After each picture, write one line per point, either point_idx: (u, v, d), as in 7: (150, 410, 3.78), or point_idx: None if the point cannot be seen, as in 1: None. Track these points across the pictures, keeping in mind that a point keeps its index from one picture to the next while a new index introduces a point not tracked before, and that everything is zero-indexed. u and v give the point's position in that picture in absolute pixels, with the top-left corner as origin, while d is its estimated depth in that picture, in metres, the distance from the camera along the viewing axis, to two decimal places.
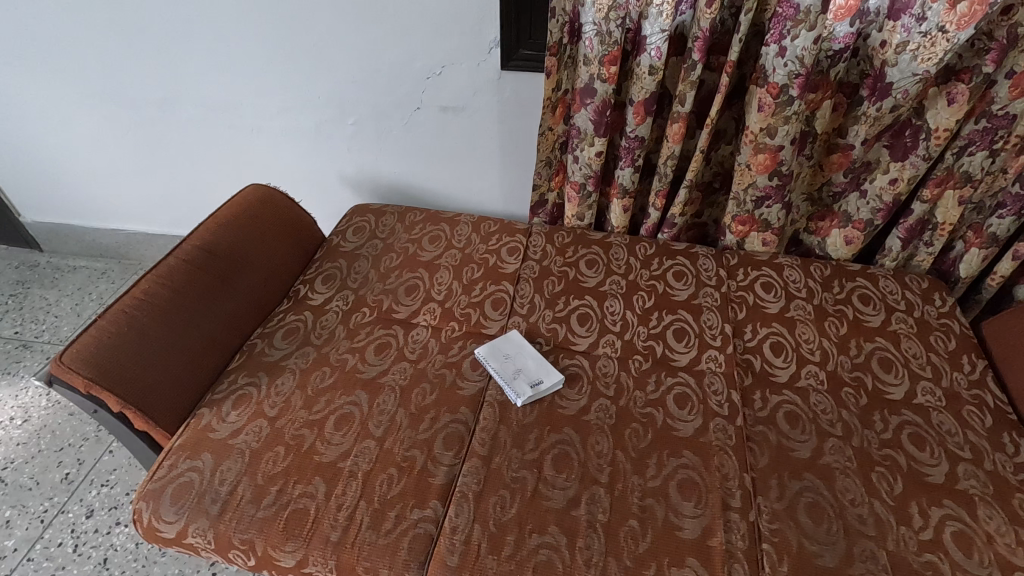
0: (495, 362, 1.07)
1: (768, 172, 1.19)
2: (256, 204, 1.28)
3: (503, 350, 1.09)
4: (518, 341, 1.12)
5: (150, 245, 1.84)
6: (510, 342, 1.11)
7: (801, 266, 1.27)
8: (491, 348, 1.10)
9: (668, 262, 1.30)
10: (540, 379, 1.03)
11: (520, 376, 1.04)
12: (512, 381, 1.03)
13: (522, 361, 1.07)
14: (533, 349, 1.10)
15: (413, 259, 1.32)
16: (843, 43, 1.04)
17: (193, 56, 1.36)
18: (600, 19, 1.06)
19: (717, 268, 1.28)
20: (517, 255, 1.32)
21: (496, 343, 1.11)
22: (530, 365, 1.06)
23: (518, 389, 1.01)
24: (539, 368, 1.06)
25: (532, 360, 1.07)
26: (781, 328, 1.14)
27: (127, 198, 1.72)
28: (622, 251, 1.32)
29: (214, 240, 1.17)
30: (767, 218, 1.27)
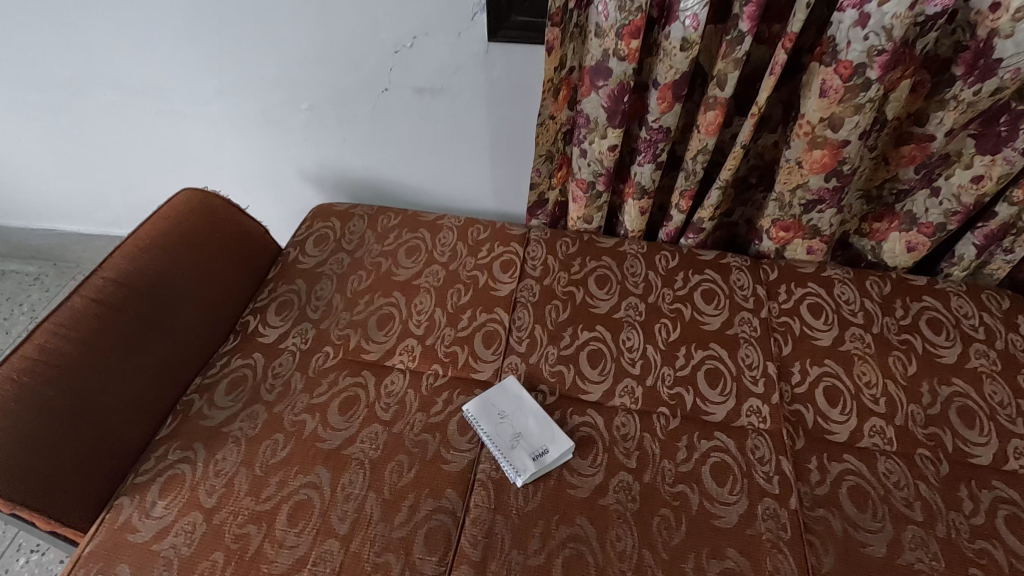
0: (489, 424, 0.87)
1: (824, 171, 0.95)
2: (188, 216, 1.04)
3: (496, 406, 0.89)
4: (515, 392, 0.91)
5: (87, 246, 1.59)
6: (504, 395, 0.90)
7: (854, 281, 1.06)
8: (481, 404, 0.89)
9: (695, 277, 1.08)
10: (544, 447, 0.83)
11: (519, 445, 0.84)
12: (509, 454, 0.83)
13: (521, 423, 0.87)
14: (533, 403, 0.89)
15: (387, 279, 1.09)
16: (941, 6, 0.78)
17: (98, 26, 1.07)
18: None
19: (754, 284, 1.07)
20: (513, 271, 1.09)
21: (487, 397, 0.90)
22: (530, 428, 0.86)
23: (516, 466, 0.81)
24: (543, 431, 0.86)
25: (533, 420, 0.87)
26: (836, 368, 0.94)
27: (49, 194, 1.45)
28: (639, 264, 1.10)
29: (131, 270, 0.94)
30: (817, 224, 1.04)
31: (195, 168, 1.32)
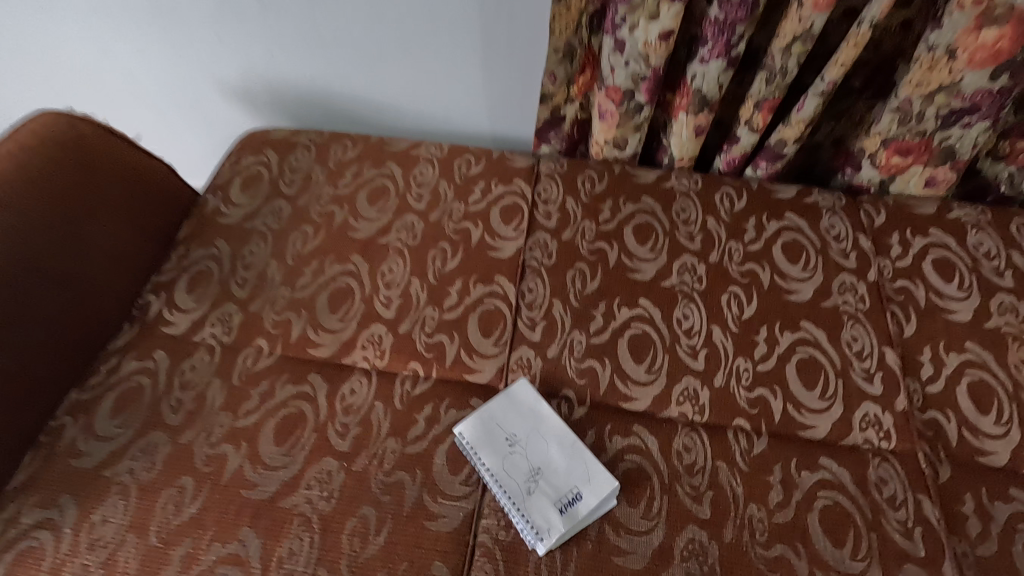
0: (491, 458, 0.60)
1: (988, 62, 0.64)
2: (37, 151, 0.69)
3: (502, 429, 0.62)
4: (527, 403, 0.64)
5: None
6: (512, 410, 0.63)
7: (994, 225, 0.76)
8: (479, 427, 0.62)
9: (771, 224, 0.78)
10: (576, 494, 0.58)
11: (540, 491, 0.59)
12: (526, 507, 0.57)
13: (540, 454, 0.61)
14: (555, 421, 0.63)
15: (342, 236, 0.78)
16: None
17: None
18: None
19: (854, 232, 0.76)
20: (517, 221, 0.79)
21: (488, 415, 0.63)
22: (554, 463, 0.60)
23: (537, 527, 0.56)
24: (570, 466, 0.60)
25: (557, 448, 0.61)
26: (982, 355, 0.66)
27: None
28: (693, 208, 0.80)
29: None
30: (953, 143, 0.73)
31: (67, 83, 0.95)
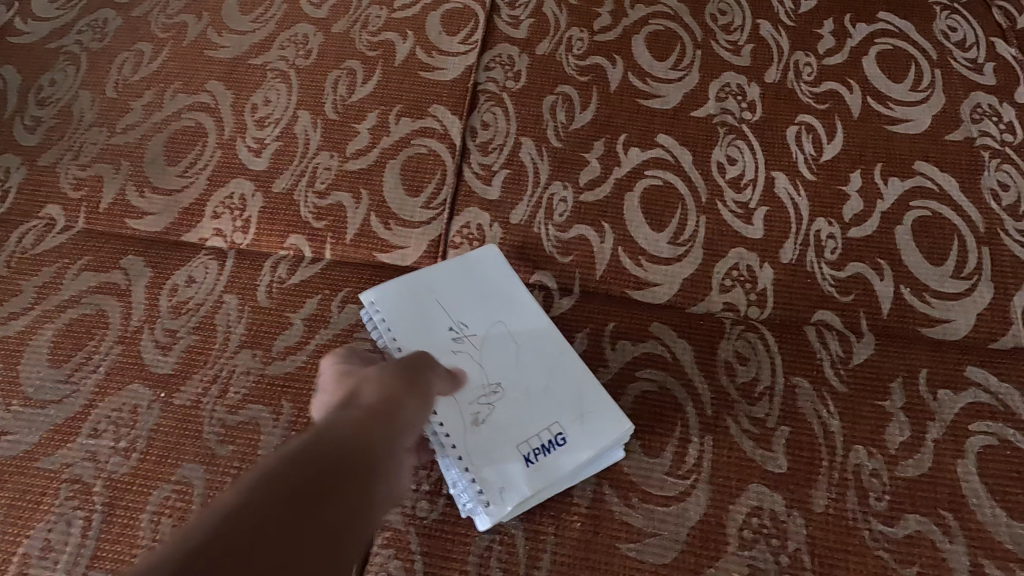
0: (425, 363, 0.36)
1: None
2: None
3: (447, 324, 0.37)
4: (494, 286, 0.38)
5: None
6: (465, 289, 0.38)
7: None
8: (408, 314, 0.38)
9: (859, 28, 0.50)
10: (557, 436, 0.34)
11: (497, 422, 0.34)
12: (470, 449, 0.33)
13: (504, 364, 0.36)
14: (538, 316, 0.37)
15: (194, 56, 0.50)
16: None
17: None
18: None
19: (989, 37, 0.50)
20: (467, 29, 0.51)
21: (424, 294, 0.38)
22: (525, 381, 0.35)
23: (483, 483, 0.32)
24: (555, 392, 0.35)
25: (536, 360, 0.36)
26: None
27: None
28: (738, 9, 0.52)
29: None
30: None
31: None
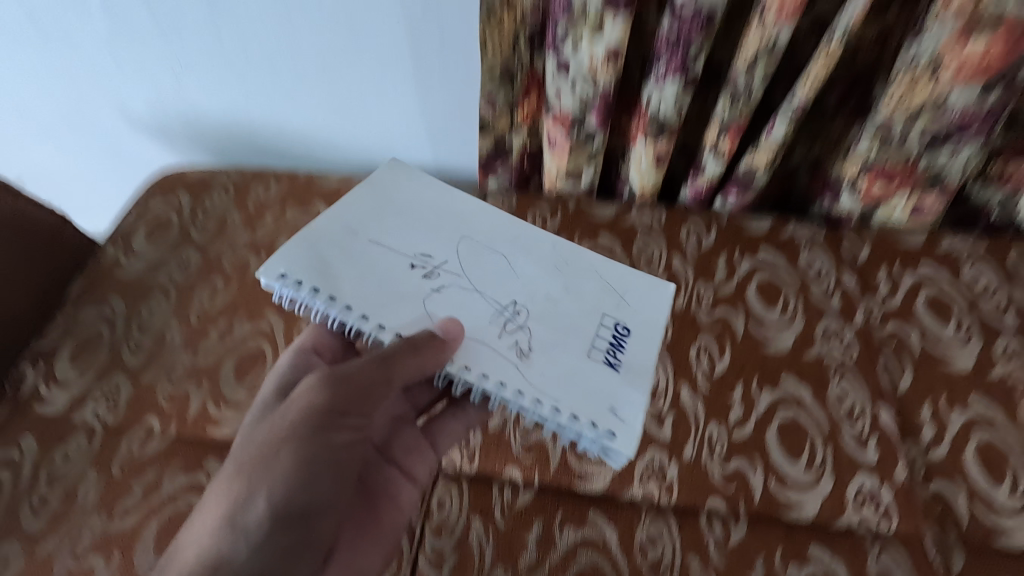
0: (396, 277, 0.50)
1: (978, 79, 0.55)
2: None
3: (396, 263, 0.51)
4: (412, 217, 0.55)
5: None
6: (385, 207, 0.55)
7: (989, 258, 0.69)
8: (339, 281, 0.47)
9: (744, 263, 0.69)
10: (613, 334, 0.51)
11: (551, 343, 0.49)
12: (558, 393, 0.45)
13: (516, 293, 0.52)
14: (491, 231, 0.57)
15: (256, 290, 0.68)
16: None
17: None
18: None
19: (837, 270, 0.68)
20: None
21: (354, 228, 0.52)
22: (549, 312, 0.51)
23: (594, 419, 0.44)
24: (579, 316, 0.52)
25: (524, 261, 0.55)
26: (989, 411, 0.58)
27: None
28: (656, 246, 0.71)
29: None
30: (942, 171, 0.65)
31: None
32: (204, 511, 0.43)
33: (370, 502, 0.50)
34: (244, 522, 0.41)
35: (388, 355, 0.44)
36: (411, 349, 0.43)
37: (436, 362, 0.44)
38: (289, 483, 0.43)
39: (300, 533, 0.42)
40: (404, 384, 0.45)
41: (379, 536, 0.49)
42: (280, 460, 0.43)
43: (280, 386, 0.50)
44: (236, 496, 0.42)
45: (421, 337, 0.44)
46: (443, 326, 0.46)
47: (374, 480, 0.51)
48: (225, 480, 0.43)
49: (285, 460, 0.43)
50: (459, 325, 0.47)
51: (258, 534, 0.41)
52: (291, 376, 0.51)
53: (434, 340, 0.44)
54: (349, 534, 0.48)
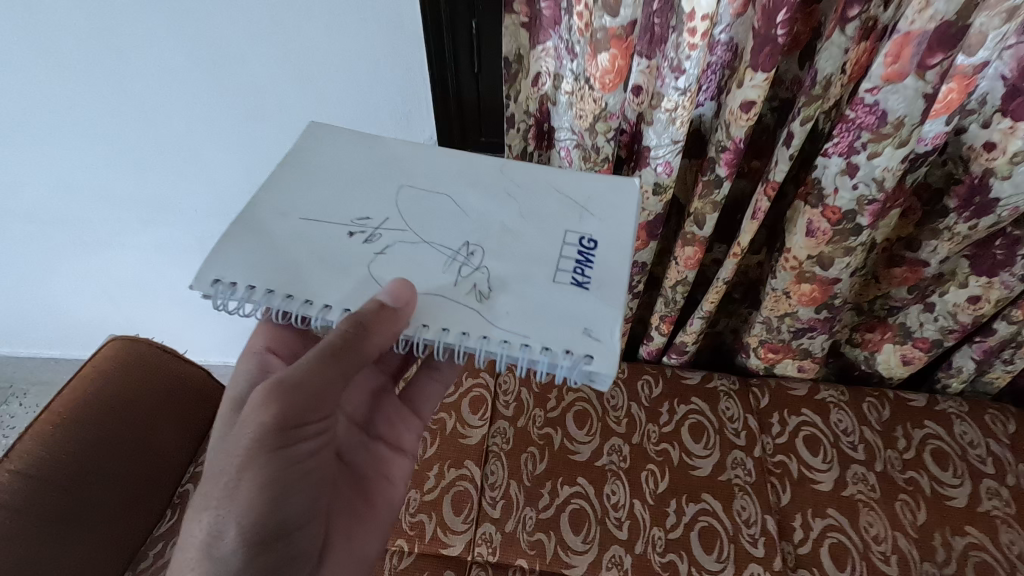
0: (346, 244, 0.57)
1: (814, 304, 0.87)
2: (115, 373, 0.90)
3: (336, 233, 0.58)
4: (338, 180, 0.63)
5: (39, 365, 1.51)
6: (320, 182, 0.62)
7: (851, 404, 0.99)
8: (280, 273, 0.53)
9: (681, 408, 0.99)
10: (581, 252, 0.59)
11: (514, 279, 0.55)
12: (526, 330, 0.51)
13: (462, 233, 0.60)
14: (426, 174, 0.65)
15: None
16: (933, 144, 0.69)
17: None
18: (581, 27, 0.62)
19: (745, 414, 0.98)
20: (483, 411, 0.99)
21: (287, 216, 0.58)
22: (498, 240, 0.59)
23: (569, 348, 0.50)
24: (535, 246, 0.60)
25: (466, 197, 0.63)
26: (840, 520, 0.86)
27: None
28: (620, 395, 1.01)
29: (45, 453, 0.81)
30: (808, 348, 0.97)
31: (142, 290, 1.27)
32: (188, 536, 0.54)
33: (359, 481, 0.67)
34: (223, 549, 0.52)
35: (339, 348, 0.51)
36: (363, 329, 0.49)
37: (393, 332, 0.49)
38: (258, 504, 0.53)
39: (281, 543, 0.55)
40: (357, 365, 0.53)
41: (369, 513, 0.67)
42: (245, 484, 0.53)
43: (247, 385, 0.61)
44: (213, 524, 0.53)
45: (368, 313, 0.49)
46: (393, 291, 0.51)
47: (361, 462, 0.69)
48: (201, 506, 0.53)
49: (249, 482, 0.53)
50: (411, 290, 0.51)
51: (241, 552, 0.52)
52: (253, 376, 0.62)
53: (381, 311, 0.49)
54: (342, 512, 0.64)
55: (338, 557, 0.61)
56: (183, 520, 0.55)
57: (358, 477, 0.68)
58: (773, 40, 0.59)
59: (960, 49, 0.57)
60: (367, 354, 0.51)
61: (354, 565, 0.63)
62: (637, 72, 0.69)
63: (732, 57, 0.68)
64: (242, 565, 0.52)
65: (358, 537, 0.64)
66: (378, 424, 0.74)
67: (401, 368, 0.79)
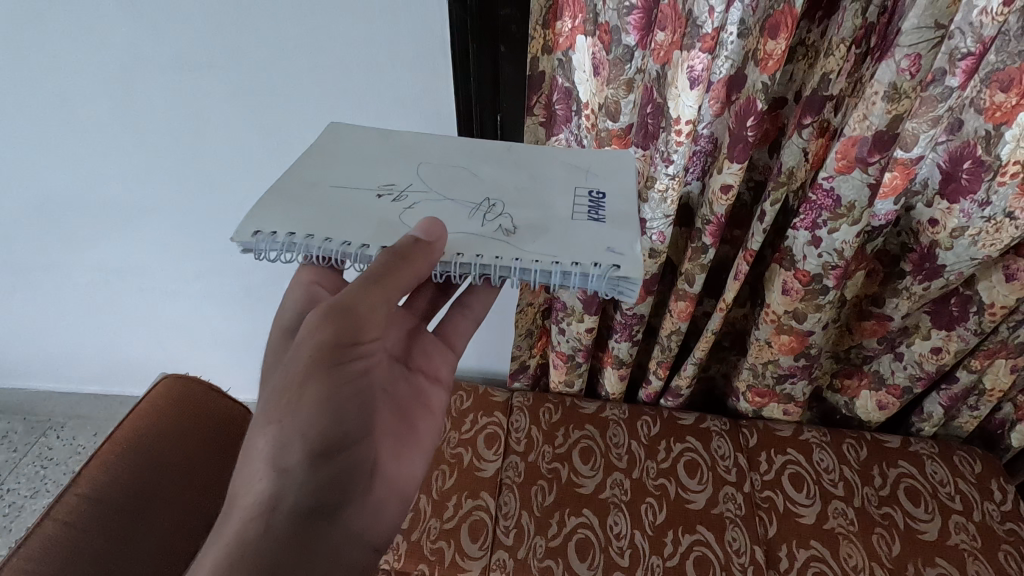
0: (377, 204, 0.62)
1: (793, 352, 0.98)
2: (168, 408, 0.92)
3: (365, 195, 0.63)
4: (361, 159, 0.68)
5: (78, 402, 1.62)
6: (343, 161, 0.68)
7: (832, 444, 1.09)
8: (317, 227, 0.58)
9: (677, 446, 1.09)
10: (594, 197, 0.65)
11: (535, 220, 0.61)
12: (554, 251, 0.57)
13: (480, 194, 0.65)
14: (439, 153, 0.70)
15: None
16: (885, 220, 0.81)
17: (71, 228, 1.09)
18: (588, 126, 0.82)
19: (735, 452, 1.08)
20: (497, 447, 1.10)
21: (314, 184, 0.63)
22: (514, 193, 0.65)
23: (597, 261, 0.56)
24: (550, 193, 0.66)
25: (480, 166, 0.69)
26: (822, 551, 0.95)
27: (39, 360, 1.49)
28: (621, 434, 1.11)
29: (107, 477, 0.82)
30: (791, 393, 1.07)
31: (185, 333, 1.39)
32: (253, 451, 0.57)
33: (408, 414, 0.68)
34: (288, 459, 0.56)
35: (383, 274, 0.54)
36: (400, 258, 0.54)
37: (428, 264, 0.55)
38: (312, 419, 0.56)
39: (339, 454, 0.58)
40: (399, 292, 0.56)
41: (416, 437, 0.67)
42: (305, 397, 0.57)
43: (297, 313, 0.64)
44: (276, 438, 0.56)
45: (403, 244, 0.54)
46: (424, 229, 0.56)
47: (405, 392, 0.69)
48: (263, 422, 0.57)
49: (308, 396, 0.57)
50: (440, 227, 0.57)
51: (299, 466, 0.56)
52: (300, 305, 0.64)
53: (418, 244, 0.55)
54: (393, 439, 0.64)
55: (390, 476, 0.62)
56: (247, 437, 0.58)
57: (403, 404, 0.68)
58: (745, 139, 0.72)
59: (897, 147, 0.70)
60: (408, 285, 0.55)
61: (404, 487, 0.63)
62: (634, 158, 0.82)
63: (713, 148, 0.82)
64: (305, 474, 0.56)
65: (409, 458, 0.65)
66: (417, 357, 0.74)
67: (430, 309, 0.81)
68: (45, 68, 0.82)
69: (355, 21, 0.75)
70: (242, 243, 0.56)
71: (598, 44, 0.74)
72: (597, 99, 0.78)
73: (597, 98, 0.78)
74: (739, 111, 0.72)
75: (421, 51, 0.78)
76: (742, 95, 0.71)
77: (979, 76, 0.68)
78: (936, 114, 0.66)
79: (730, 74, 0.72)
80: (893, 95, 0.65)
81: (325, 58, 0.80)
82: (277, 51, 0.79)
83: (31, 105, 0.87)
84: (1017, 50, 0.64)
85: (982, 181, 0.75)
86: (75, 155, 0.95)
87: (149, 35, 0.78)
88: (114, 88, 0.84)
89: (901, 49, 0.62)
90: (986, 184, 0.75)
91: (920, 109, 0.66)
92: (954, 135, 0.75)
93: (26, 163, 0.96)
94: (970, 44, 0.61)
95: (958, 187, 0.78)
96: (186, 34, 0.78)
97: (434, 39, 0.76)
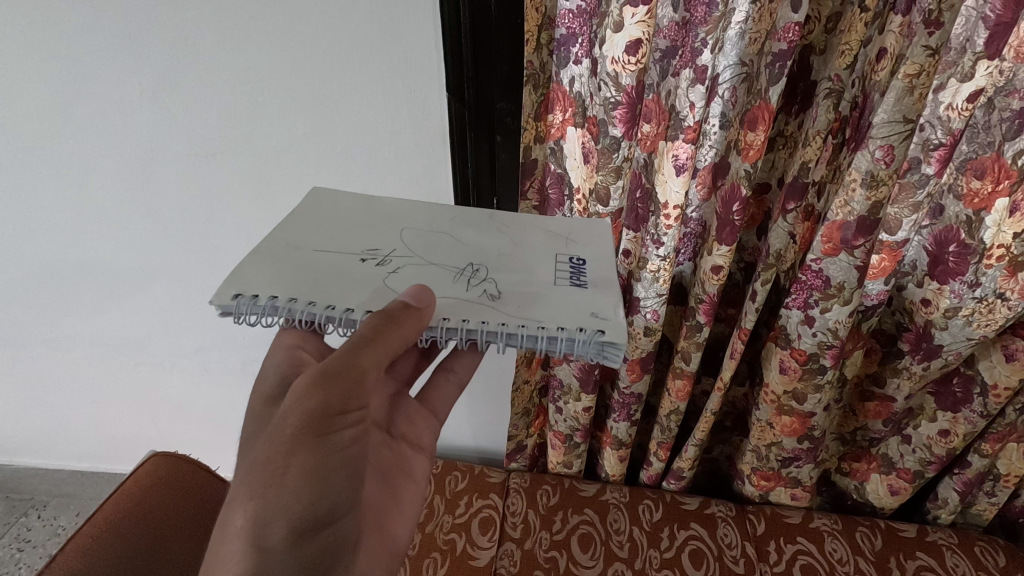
0: (363, 269, 0.64)
1: (797, 434, 0.95)
2: (155, 488, 0.89)
3: (349, 260, 0.64)
4: (347, 225, 0.70)
5: (69, 480, 1.59)
6: (330, 226, 0.69)
7: (844, 533, 1.03)
8: (302, 290, 0.59)
9: (681, 533, 1.04)
10: (577, 262, 0.67)
11: (521, 286, 0.62)
12: (539, 316, 0.58)
13: (466, 259, 0.67)
14: (425, 219, 0.73)
15: None
16: (877, 299, 0.82)
17: (76, 302, 1.11)
18: (580, 210, 0.84)
19: (742, 541, 1.03)
20: (492, 532, 1.05)
21: (299, 249, 0.65)
22: (495, 259, 0.67)
23: (582, 325, 0.56)
24: (538, 256, 0.68)
25: (462, 232, 0.71)
26: None
27: (32, 436, 1.47)
28: (622, 519, 1.07)
29: (85, 560, 0.77)
30: (797, 476, 1.03)
31: (181, 410, 1.37)
32: (228, 531, 0.52)
33: (389, 483, 0.68)
34: (270, 538, 0.51)
35: (373, 336, 0.54)
36: (392, 321, 0.54)
37: (417, 327, 0.55)
38: (297, 493, 0.52)
39: (323, 530, 0.54)
40: (389, 356, 0.55)
41: (395, 509, 0.67)
42: (291, 470, 0.52)
43: (278, 379, 0.63)
44: (256, 515, 0.51)
45: (395, 308, 0.55)
46: (413, 294, 0.57)
47: (386, 460, 0.69)
48: (242, 497, 0.52)
49: (296, 467, 0.52)
50: (429, 293, 0.58)
51: (283, 543, 0.51)
52: (283, 371, 0.63)
53: (409, 311, 0.55)
54: (374, 511, 0.64)
55: (375, 550, 0.62)
56: (220, 514, 0.53)
57: (385, 470, 0.68)
58: (731, 222, 0.74)
59: (881, 231, 0.73)
60: (397, 350, 0.55)
61: (390, 558, 0.63)
62: (626, 241, 0.85)
63: (703, 230, 0.86)
64: (288, 552, 0.51)
65: (390, 528, 0.65)
66: (399, 423, 0.74)
67: (414, 372, 0.80)
68: (68, 152, 0.87)
69: (359, 113, 0.80)
70: (222, 307, 0.56)
71: (587, 135, 0.78)
72: (588, 184, 0.82)
73: (588, 183, 0.82)
74: (724, 196, 0.74)
75: (421, 140, 0.83)
76: (727, 180, 0.74)
77: (954, 164, 0.71)
78: (916, 201, 0.69)
79: (715, 161, 0.76)
80: (872, 182, 0.67)
81: (331, 145, 0.85)
82: (287, 139, 0.84)
83: (52, 186, 0.91)
84: (987, 141, 0.67)
85: (969, 263, 0.76)
86: (86, 232, 0.98)
87: (168, 123, 0.83)
88: (131, 171, 0.89)
89: (874, 140, 0.64)
90: (973, 266, 0.77)
91: (900, 195, 0.69)
92: (937, 220, 0.78)
93: (40, 239, 0.99)
94: (941, 135, 0.64)
95: (945, 269, 0.79)
96: (202, 124, 0.83)
97: (434, 128, 0.81)
